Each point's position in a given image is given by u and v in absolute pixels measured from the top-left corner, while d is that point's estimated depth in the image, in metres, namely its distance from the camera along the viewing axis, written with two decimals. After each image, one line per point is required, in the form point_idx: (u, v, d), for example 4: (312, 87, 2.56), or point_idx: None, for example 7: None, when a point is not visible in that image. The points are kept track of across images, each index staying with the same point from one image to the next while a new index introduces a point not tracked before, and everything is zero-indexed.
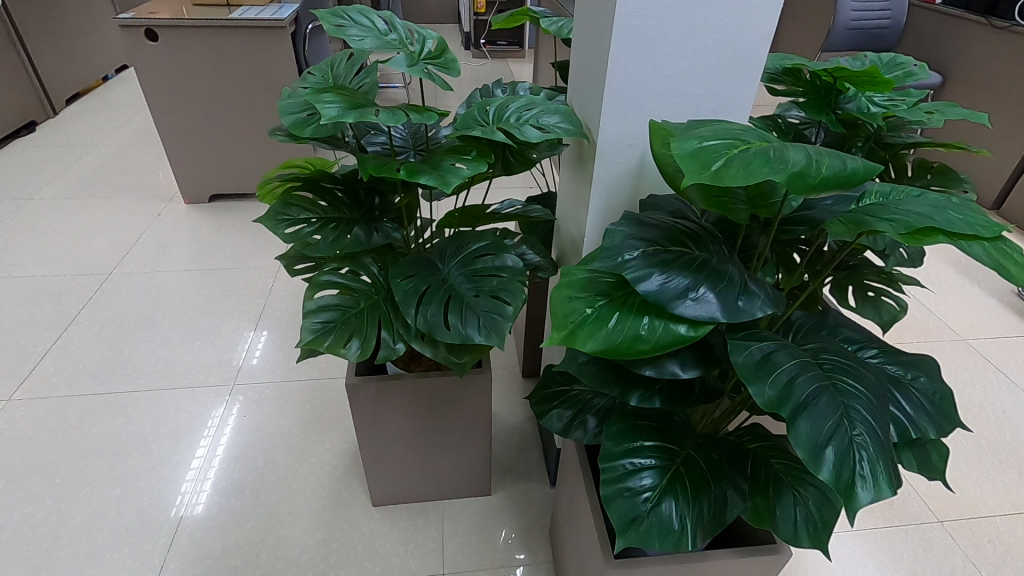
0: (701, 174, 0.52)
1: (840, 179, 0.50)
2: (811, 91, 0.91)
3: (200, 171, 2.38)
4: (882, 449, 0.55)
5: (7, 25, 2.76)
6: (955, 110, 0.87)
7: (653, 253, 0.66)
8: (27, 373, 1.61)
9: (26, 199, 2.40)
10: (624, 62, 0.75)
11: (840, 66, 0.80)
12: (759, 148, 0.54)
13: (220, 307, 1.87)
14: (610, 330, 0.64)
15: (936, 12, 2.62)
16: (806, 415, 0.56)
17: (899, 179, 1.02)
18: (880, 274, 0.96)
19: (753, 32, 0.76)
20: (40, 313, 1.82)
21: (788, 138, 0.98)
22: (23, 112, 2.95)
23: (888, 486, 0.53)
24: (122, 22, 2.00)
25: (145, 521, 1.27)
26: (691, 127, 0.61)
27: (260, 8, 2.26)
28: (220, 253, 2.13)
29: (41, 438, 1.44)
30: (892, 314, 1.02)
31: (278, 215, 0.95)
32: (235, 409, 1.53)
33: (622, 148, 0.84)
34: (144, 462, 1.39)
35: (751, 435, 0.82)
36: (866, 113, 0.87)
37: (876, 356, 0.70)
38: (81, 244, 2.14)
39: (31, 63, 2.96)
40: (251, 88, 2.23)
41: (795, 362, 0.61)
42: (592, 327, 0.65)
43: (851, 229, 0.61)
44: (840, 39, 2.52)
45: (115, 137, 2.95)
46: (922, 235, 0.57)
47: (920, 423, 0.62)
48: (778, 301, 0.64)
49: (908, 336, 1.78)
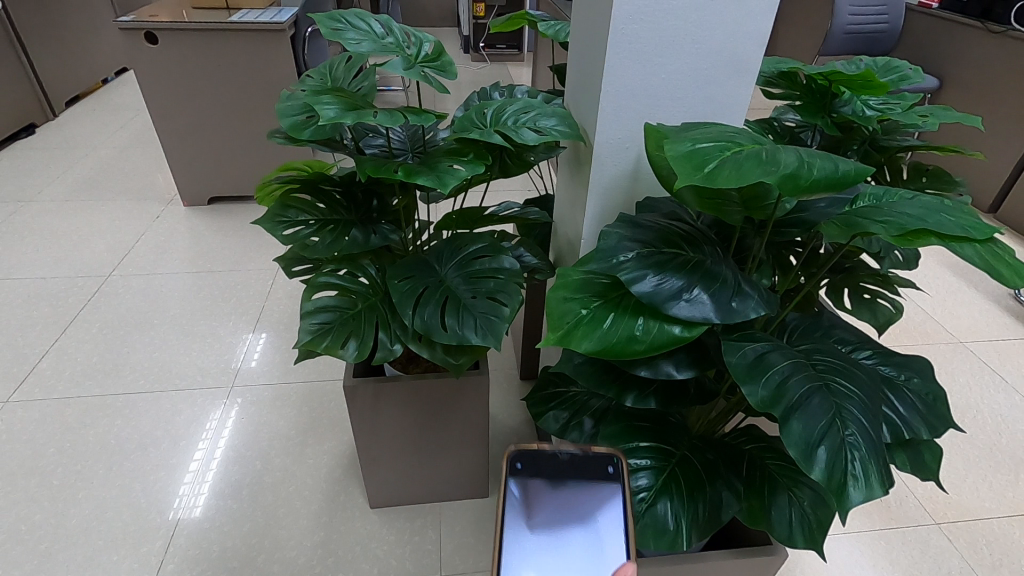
0: (694, 177, 0.52)
1: (831, 181, 0.51)
2: (806, 94, 0.91)
3: (200, 173, 2.38)
4: (874, 450, 0.55)
5: (7, 28, 2.77)
6: (949, 114, 0.87)
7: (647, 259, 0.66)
8: (25, 375, 1.61)
9: (24, 202, 2.40)
10: (620, 65, 0.76)
11: (834, 69, 0.80)
12: (751, 150, 0.55)
13: (219, 309, 1.87)
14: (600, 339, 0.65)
15: (932, 16, 2.64)
16: (799, 415, 0.57)
17: (894, 182, 1.01)
18: (876, 276, 0.95)
19: (748, 36, 0.77)
20: (38, 316, 1.82)
21: (784, 141, 0.98)
22: (23, 115, 2.96)
23: (879, 486, 0.54)
24: (122, 24, 2.02)
25: (141, 524, 1.27)
26: (684, 130, 0.62)
27: (260, 11, 2.26)
28: (218, 256, 2.14)
29: (38, 441, 1.44)
30: (887, 316, 1.02)
31: (277, 217, 0.96)
32: (233, 411, 1.53)
33: (618, 151, 0.84)
34: (141, 464, 1.39)
35: (747, 437, 0.82)
36: (861, 117, 0.87)
37: (870, 358, 0.71)
38: (79, 247, 2.14)
39: (31, 66, 2.97)
40: (250, 91, 2.24)
41: (789, 363, 0.62)
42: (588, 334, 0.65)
43: (844, 231, 0.62)
44: (838, 43, 2.53)
45: (114, 140, 2.95)
46: (913, 238, 0.58)
47: (913, 423, 0.63)
48: (771, 303, 0.65)
49: (904, 339, 1.79)
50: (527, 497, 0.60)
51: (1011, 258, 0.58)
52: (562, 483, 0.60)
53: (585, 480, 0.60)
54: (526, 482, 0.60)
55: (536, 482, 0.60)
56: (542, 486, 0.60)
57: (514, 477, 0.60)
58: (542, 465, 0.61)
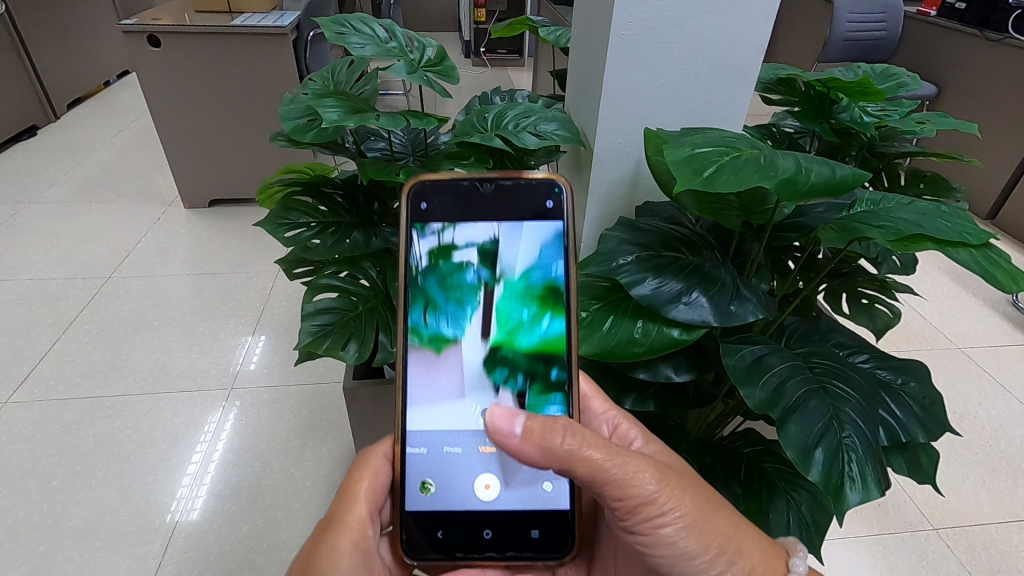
0: (693, 181, 0.53)
1: (829, 187, 0.51)
2: (805, 100, 0.92)
3: (201, 176, 2.39)
4: (871, 452, 0.56)
5: (10, 30, 2.78)
6: (946, 121, 0.88)
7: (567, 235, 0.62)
8: (25, 375, 1.62)
9: (26, 203, 2.41)
10: (620, 71, 0.77)
11: (833, 76, 0.81)
12: (751, 155, 0.55)
13: (219, 311, 1.88)
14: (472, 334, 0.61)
15: (930, 24, 2.66)
16: (796, 417, 0.57)
17: (891, 189, 1.02)
18: (874, 281, 0.96)
19: (747, 44, 0.78)
20: (38, 316, 1.82)
21: (782, 147, 0.99)
22: (25, 116, 2.97)
23: (876, 488, 0.54)
24: (126, 27, 2.03)
25: (140, 525, 1.27)
26: (683, 135, 0.63)
27: (262, 15, 2.28)
28: (219, 257, 2.14)
29: (38, 441, 1.44)
30: (886, 321, 1.02)
31: (279, 219, 0.97)
32: (232, 413, 1.53)
33: (618, 156, 0.85)
34: (140, 465, 1.40)
35: (745, 441, 0.82)
36: (859, 123, 0.87)
37: (867, 361, 0.71)
38: (80, 248, 2.15)
39: (34, 68, 2.98)
40: (252, 94, 2.25)
41: (786, 365, 0.62)
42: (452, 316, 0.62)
43: (842, 236, 0.62)
44: (837, 50, 2.55)
45: (116, 142, 2.96)
46: (910, 243, 0.58)
47: (909, 427, 0.63)
48: (770, 306, 0.65)
49: (903, 344, 1.79)
50: (437, 222, 0.62)
51: (1006, 263, 0.58)
52: (479, 208, 0.63)
53: (507, 206, 0.63)
54: (434, 212, 0.62)
55: (446, 211, 0.62)
56: (455, 211, 0.63)
57: (419, 207, 0.62)
58: (452, 192, 0.62)
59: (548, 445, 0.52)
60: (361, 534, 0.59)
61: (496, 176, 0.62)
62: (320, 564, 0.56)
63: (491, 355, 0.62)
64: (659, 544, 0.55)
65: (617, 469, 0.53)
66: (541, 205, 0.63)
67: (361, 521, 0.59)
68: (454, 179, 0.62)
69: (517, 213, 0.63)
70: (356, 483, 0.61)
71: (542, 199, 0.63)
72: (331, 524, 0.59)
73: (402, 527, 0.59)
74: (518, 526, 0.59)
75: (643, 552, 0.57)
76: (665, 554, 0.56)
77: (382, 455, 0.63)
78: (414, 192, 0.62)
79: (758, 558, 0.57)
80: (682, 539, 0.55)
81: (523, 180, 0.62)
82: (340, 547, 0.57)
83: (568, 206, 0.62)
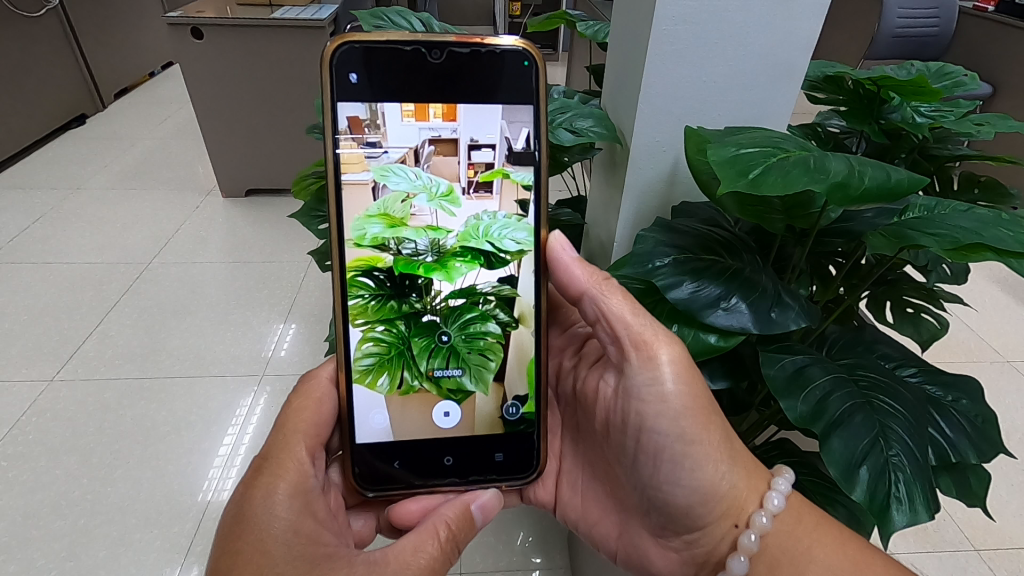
0: (737, 182, 0.51)
1: (882, 190, 0.49)
2: (853, 99, 0.87)
3: (239, 166, 2.44)
4: (919, 473, 0.54)
5: (63, 22, 2.89)
6: (1006, 122, 0.82)
7: (542, 229, 0.64)
8: (70, 355, 1.68)
9: (74, 189, 2.50)
10: (659, 66, 0.74)
11: (885, 75, 0.76)
12: (799, 156, 0.53)
13: (254, 299, 1.92)
14: (492, 393, 0.68)
15: (989, 21, 2.54)
16: (840, 433, 0.55)
17: (943, 193, 0.97)
18: (921, 290, 0.92)
19: (794, 38, 0.74)
20: (82, 299, 1.89)
21: (827, 148, 0.95)
22: (76, 105, 3.08)
23: (925, 511, 0.52)
24: (170, 19, 2.08)
25: (174, 504, 1.31)
26: (727, 135, 0.61)
27: (301, 8, 2.30)
28: (254, 247, 2.19)
29: (80, 419, 1.50)
30: (931, 332, 0.98)
31: (312, 211, 1.02)
32: (262, 399, 1.56)
33: (655, 155, 0.82)
34: (176, 446, 1.44)
35: (779, 451, 0.80)
36: (911, 124, 0.82)
37: (915, 375, 0.68)
38: (122, 234, 2.22)
39: (84, 58, 3.09)
40: (289, 86, 2.29)
41: (829, 377, 0.60)
42: (475, 372, 0.68)
43: (892, 243, 0.60)
44: (884, 47, 2.46)
45: (159, 132, 3.05)
46: (968, 252, 0.55)
47: (959, 446, 0.61)
48: (812, 314, 0.63)
49: (947, 355, 1.72)
50: (375, 90, 0.61)
51: None
52: (429, 80, 0.62)
53: (461, 78, 0.62)
54: (366, 85, 0.61)
55: (374, 86, 0.61)
56: (396, 81, 0.61)
57: (347, 73, 0.60)
58: (393, 58, 0.61)
59: (565, 289, 0.64)
60: (301, 477, 0.60)
61: (448, 42, 0.60)
62: (256, 511, 0.57)
63: (517, 414, 0.67)
64: (669, 413, 0.62)
65: (643, 323, 0.61)
66: (509, 84, 0.62)
67: (300, 462, 0.61)
68: (393, 41, 0.60)
69: (475, 89, 0.62)
70: (297, 420, 0.64)
71: (510, 76, 0.62)
72: (268, 470, 0.60)
73: (356, 458, 0.65)
74: (483, 451, 0.67)
75: (649, 425, 0.63)
76: (669, 430, 0.62)
77: (325, 380, 0.68)
78: (339, 52, 0.59)
79: (744, 466, 0.63)
80: (689, 413, 0.61)
81: (485, 49, 0.60)
82: (278, 492, 0.58)
83: (537, 83, 0.61)
